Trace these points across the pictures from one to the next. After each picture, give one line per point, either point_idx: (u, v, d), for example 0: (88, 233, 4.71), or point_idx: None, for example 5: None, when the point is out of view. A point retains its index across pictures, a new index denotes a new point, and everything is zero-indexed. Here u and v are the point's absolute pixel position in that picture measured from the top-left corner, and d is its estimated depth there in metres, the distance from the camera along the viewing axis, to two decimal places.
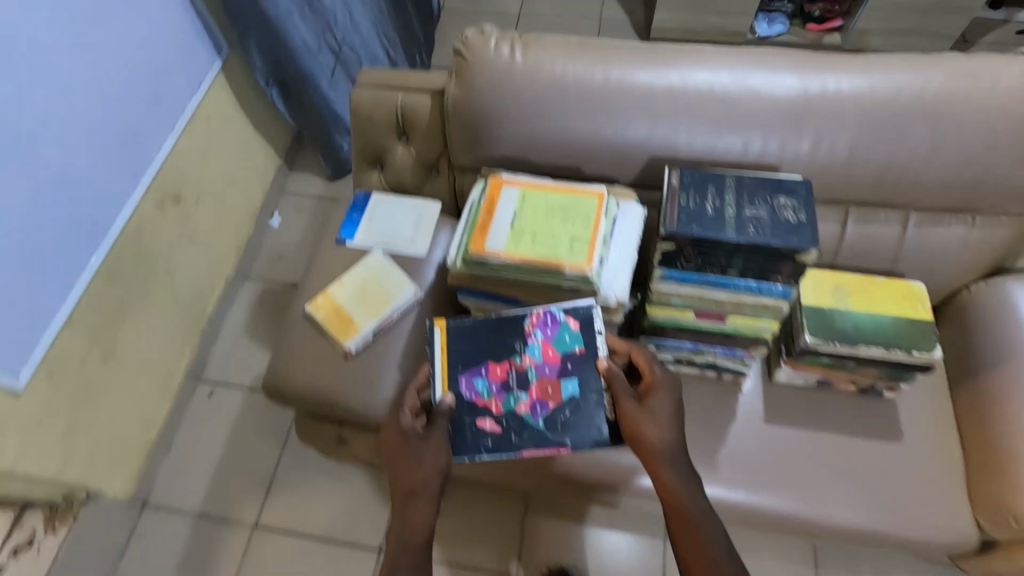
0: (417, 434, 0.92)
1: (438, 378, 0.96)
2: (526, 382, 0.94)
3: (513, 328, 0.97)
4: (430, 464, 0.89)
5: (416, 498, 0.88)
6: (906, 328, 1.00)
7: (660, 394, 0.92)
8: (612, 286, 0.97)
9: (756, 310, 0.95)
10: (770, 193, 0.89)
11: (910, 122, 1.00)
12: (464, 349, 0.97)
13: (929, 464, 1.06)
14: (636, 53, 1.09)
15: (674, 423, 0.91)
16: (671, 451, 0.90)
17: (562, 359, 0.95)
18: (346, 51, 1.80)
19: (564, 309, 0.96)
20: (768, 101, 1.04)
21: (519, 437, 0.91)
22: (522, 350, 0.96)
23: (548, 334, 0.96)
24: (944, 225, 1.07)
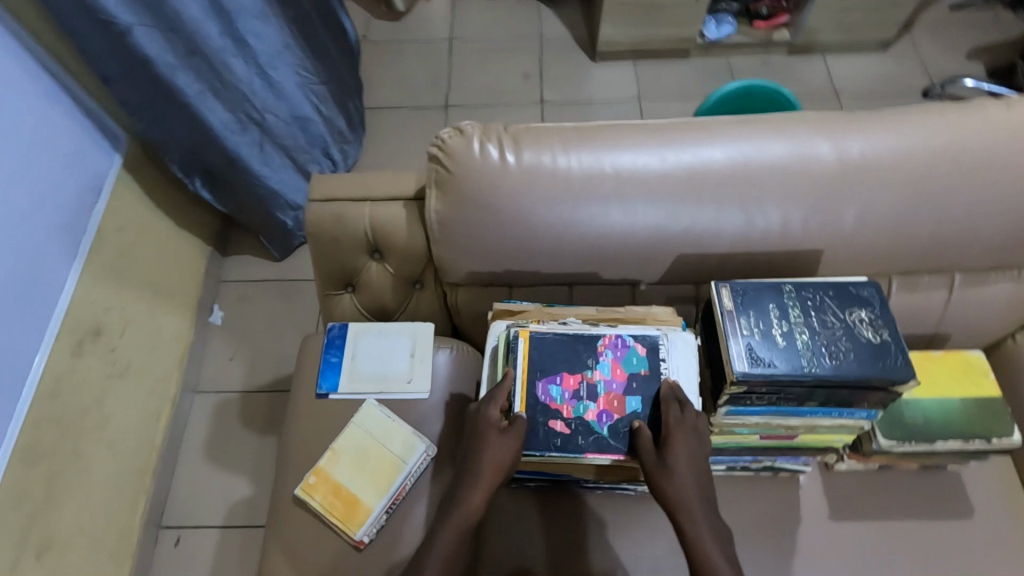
0: (498, 429, 0.81)
1: (517, 385, 0.83)
2: (596, 393, 0.82)
3: (586, 342, 0.85)
4: (490, 457, 0.80)
5: (469, 479, 0.81)
6: (978, 411, 0.91)
7: (684, 442, 0.78)
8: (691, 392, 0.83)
9: (832, 429, 0.84)
10: (840, 307, 0.78)
11: (961, 184, 0.89)
12: (546, 358, 0.84)
13: (1009, 539, 0.99)
14: (646, 133, 0.93)
15: (696, 467, 0.78)
16: (695, 510, 0.77)
17: (631, 377, 0.83)
18: (270, 120, 1.49)
19: (634, 335, 0.85)
20: (807, 175, 0.90)
21: (585, 441, 0.80)
22: (594, 364, 0.84)
23: (620, 353, 0.84)
24: (991, 283, 0.99)
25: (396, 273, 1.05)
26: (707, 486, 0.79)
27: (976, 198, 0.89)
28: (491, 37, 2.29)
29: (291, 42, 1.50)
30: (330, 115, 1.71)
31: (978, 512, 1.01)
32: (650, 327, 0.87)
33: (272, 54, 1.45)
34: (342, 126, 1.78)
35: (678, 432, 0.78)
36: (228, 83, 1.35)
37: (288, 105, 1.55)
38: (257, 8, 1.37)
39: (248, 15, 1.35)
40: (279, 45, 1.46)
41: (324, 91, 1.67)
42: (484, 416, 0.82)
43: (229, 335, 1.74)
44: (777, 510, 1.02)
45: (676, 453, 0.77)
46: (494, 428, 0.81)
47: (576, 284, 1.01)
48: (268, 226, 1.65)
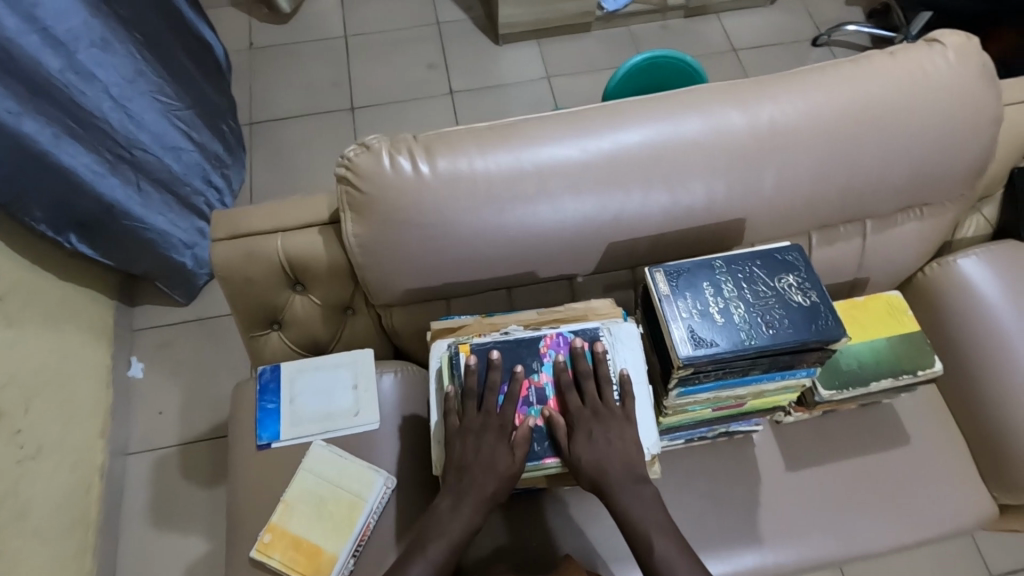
0: (502, 443, 0.77)
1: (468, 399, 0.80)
2: (544, 396, 0.80)
3: (527, 346, 0.82)
4: (492, 479, 0.76)
5: (460, 503, 0.76)
6: (904, 348, 0.97)
7: (588, 430, 0.77)
8: (633, 366, 0.82)
9: (778, 390, 0.86)
10: (771, 275, 0.80)
11: (862, 137, 0.92)
12: (489, 371, 0.80)
13: (941, 457, 1.07)
14: (559, 125, 0.91)
15: (612, 441, 0.77)
16: (617, 483, 0.76)
17: (577, 374, 0.81)
18: (140, 154, 1.36)
19: (574, 332, 0.83)
20: (721, 148, 0.91)
21: (541, 446, 0.78)
22: (539, 367, 0.81)
23: (564, 351, 0.82)
24: (898, 225, 1.04)
25: (325, 302, 0.99)
26: (631, 463, 0.77)
27: (878, 148, 0.93)
28: (386, 32, 2.20)
29: (143, 67, 1.34)
30: (203, 140, 1.57)
31: (915, 439, 1.08)
32: (589, 321, 0.85)
33: (124, 84, 1.30)
34: (218, 150, 1.66)
35: (585, 414, 0.78)
36: (85, 122, 1.23)
37: (155, 136, 1.41)
38: (96, 35, 1.21)
39: (86, 43, 1.19)
40: (129, 73, 1.31)
41: (192, 115, 1.52)
42: (487, 436, 0.77)
43: (155, 387, 1.60)
44: (736, 471, 1.05)
45: (586, 442, 0.77)
46: (501, 450, 0.76)
47: (514, 287, 0.99)
48: (163, 269, 1.53)
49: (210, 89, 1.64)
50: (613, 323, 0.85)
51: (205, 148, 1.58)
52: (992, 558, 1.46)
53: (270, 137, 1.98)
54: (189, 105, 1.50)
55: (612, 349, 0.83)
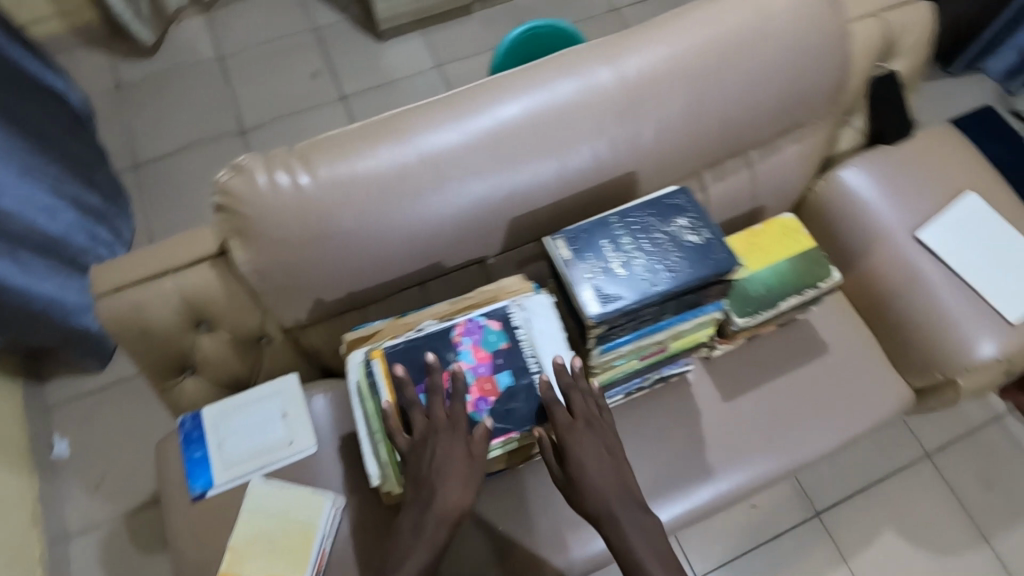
0: (463, 450, 0.74)
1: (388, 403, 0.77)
2: (465, 383, 0.78)
3: (440, 338, 0.80)
4: (457, 486, 0.73)
5: (425, 519, 0.73)
6: (803, 265, 1.02)
7: (578, 447, 0.76)
8: (549, 335, 0.82)
9: (695, 328, 0.89)
10: (663, 221, 0.82)
11: (727, 73, 0.96)
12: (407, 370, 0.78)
13: (859, 357, 1.14)
14: (434, 111, 0.90)
15: (603, 458, 0.76)
16: (612, 504, 0.75)
17: (494, 355, 0.80)
18: (10, 222, 1.25)
19: (485, 315, 0.82)
20: (596, 107, 0.93)
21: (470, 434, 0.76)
22: (455, 356, 0.79)
23: (477, 336, 0.80)
24: (779, 151, 1.09)
25: (235, 337, 0.94)
26: (623, 482, 0.76)
27: (743, 82, 0.97)
28: (260, 46, 2.11)
29: None
30: (78, 194, 1.47)
31: (834, 347, 1.15)
32: (495, 301, 0.85)
33: None
34: (97, 202, 1.55)
35: (576, 431, 0.76)
36: None
37: (24, 199, 1.29)
38: None
39: None
40: None
41: (59, 170, 1.42)
42: (447, 444, 0.74)
43: (85, 464, 1.50)
44: (679, 413, 1.09)
45: (578, 460, 0.76)
46: (467, 465, 0.73)
47: (429, 279, 0.97)
48: (64, 337, 1.43)
49: (73, 139, 1.52)
50: (523, 299, 0.84)
51: (81, 202, 1.48)
52: (922, 436, 1.60)
53: (158, 177, 1.87)
54: (53, 160, 1.40)
55: (524, 323, 0.82)
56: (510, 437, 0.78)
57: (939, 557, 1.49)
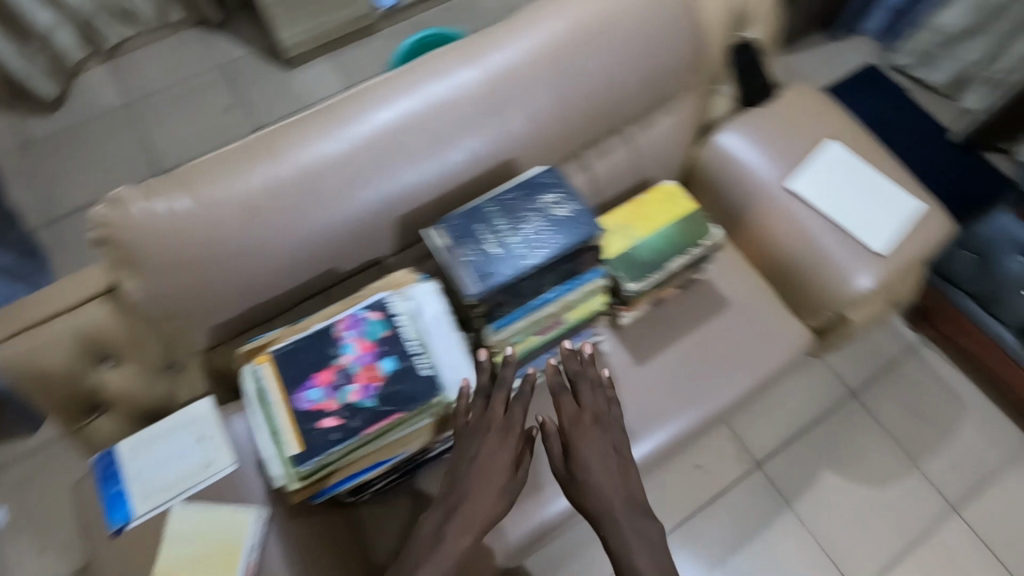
0: (508, 453, 0.78)
1: (275, 408, 0.72)
2: (351, 373, 0.73)
3: (323, 334, 0.76)
4: (493, 489, 0.76)
5: (454, 520, 0.73)
6: (685, 227, 1.09)
7: (580, 434, 0.89)
8: (435, 319, 0.82)
9: (583, 298, 0.95)
10: (532, 199, 0.87)
11: (584, 58, 1.03)
12: (292, 369, 0.73)
13: (758, 307, 1.21)
14: (308, 124, 0.93)
15: (608, 454, 0.88)
16: (612, 498, 0.84)
17: (378, 343, 0.75)
18: None
19: (366, 306, 0.78)
20: (464, 104, 0.98)
21: (360, 422, 0.71)
22: (339, 349, 0.74)
23: (360, 327, 0.76)
24: (651, 124, 1.17)
25: (141, 366, 0.95)
26: (623, 482, 0.86)
27: (601, 65, 1.04)
28: (166, 89, 2.10)
29: None
30: None
31: (734, 300, 1.21)
32: (375, 293, 0.81)
33: None
34: (6, 262, 1.52)
35: (583, 424, 0.90)
36: None
37: None
38: None
39: None
40: None
41: None
42: (493, 438, 0.78)
43: (22, 529, 1.46)
44: None
45: (584, 450, 0.88)
46: (508, 470, 0.77)
47: (331, 286, 1.01)
48: None
49: None
50: (408, 290, 0.84)
51: None
52: (844, 377, 1.69)
53: (74, 231, 1.85)
54: None
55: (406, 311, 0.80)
56: (394, 421, 0.72)
57: (874, 486, 1.58)
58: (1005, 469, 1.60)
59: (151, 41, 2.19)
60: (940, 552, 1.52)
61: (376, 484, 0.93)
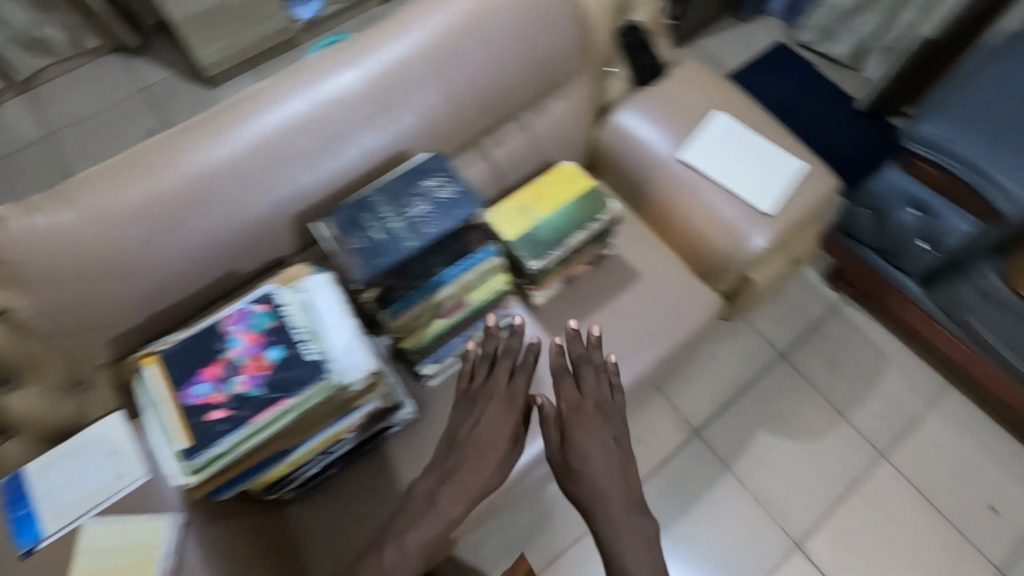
0: (506, 429, 0.94)
1: (164, 406, 0.73)
2: (238, 365, 0.75)
3: (210, 331, 0.77)
4: (489, 464, 0.91)
5: (450, 483, 0.88)
6: (584, 203, 1.13)
7: (581, 421, 0.96)
8: (327, 307, 0.83)
9: (481, 278, 0.98)
10: (417, 184, 0.90)
11: (466, 50, 1.07)
12: (180, 367, 0.75)
13: (666, 275, 1.26)
14: (195, 131, 0.94)
15: (605, 442, 0.94)
16: (605, 484, 0.89)
17: (265, 334, 0.77)
18: None
19: (252, 300, 0.79)
20: (352, 102, 1.01)
21: (250, 411, 0.73)
22: (226, 343, 0.76)
23: (247, 320, 0.77)
24: (546, 109, 1.21)
25: (45, 386, 0.92)
26: (622, 476, 0.91)
27: (484, 56, 1.09)
28: (87, 118, 2.07)
29: None
30: None
31: (643, 271, 1.26)
32: (261, 286, 0.82)
33: None
34: None
35: (581, 413, 0.97)
36: None
37: None
38: None
39: None
40: None
41: None
42: (490, 409, 0.95)
43: None
44: None
45: (580, 434, 0.94)
46: (506, 444, 0.93)
47: (235, 288, 1.04)
48: None
49: None
50: (300, 282, 0.85)
51: None
52: (772, 340, 1.77)
53: None
54: None
55: (295, 302, 0.81)
56: (282, 407, 0.74)
57: (808, 441, 1.65)
58: (928, 411, 1.68)
59: (69, 70, 2.15)
60: (871, 497, 1.59)
61: (297, 479, 0.95)
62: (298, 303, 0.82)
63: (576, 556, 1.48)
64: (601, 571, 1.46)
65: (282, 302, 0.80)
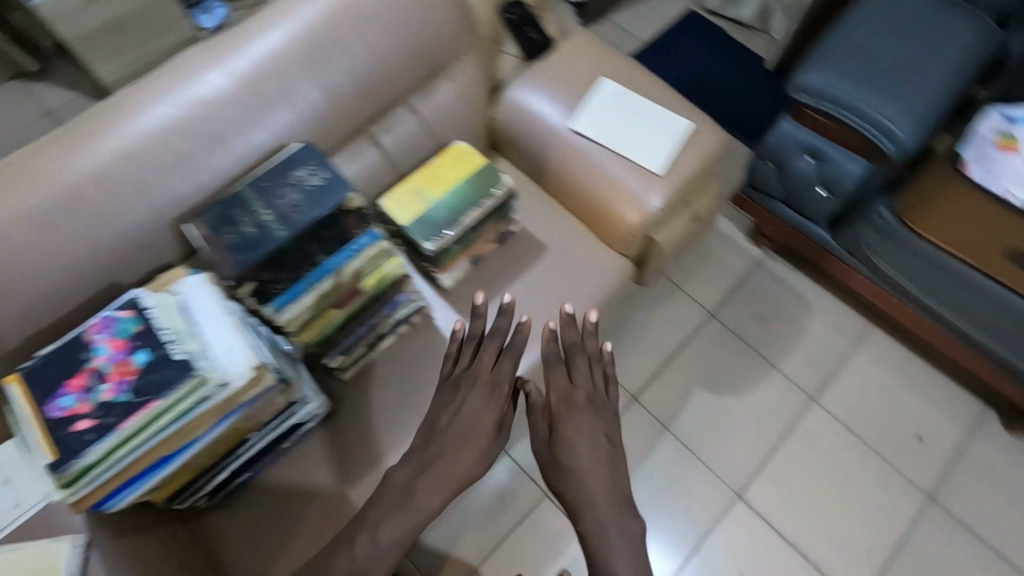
0: (491, 416, 0.98)
1: (27, 422, 0.72)
2: (104, 373, 0.74)
3: (74, 342, 0.76)
4: (472, 454, 0.94)
5: (433, 472, 0.93)
6: (478, 180, 1.13)
7: (571, 413, 1.00)
8: (200, 306, 0.83)
9: (372, 264, 0.97)
10: (287, 173, 0.89)
11: (339, 39, 1.06)
12: (43, 382, 0.74)
13: (573, 246, 1.28)
14: (57, 145, 0.92)
15: (594, 436, 0.98)
16: (590, 478, 0.93)
17: (132, 339, 0.77)
18: None
19: (118, 307, 0.79)
20: (223, 101, 1.00)
21: (118, 417, 0.72)
22: (90, 353, 0.76)
23: (111, 327, 0.77)
24: (433, 92, 1.22)
25: None
26: (609, 474, 0.94)
27: (358, 43, 1.08)
28: None
29: None
30: None
31: (549, 244, 1.28)
32: (129, 292, 0.82)
33: None
34: None
35: (570, 406, 1.01)
36: None
37: None
38: None
39: None
40: None
41: None
42: (475, 396, 0.99)
43: None
44: (424, 344, 1.18)
45: (569, 427, 0.98)
46: (490, 432, 0.97)
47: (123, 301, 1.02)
48: None
49: None
50: (173, 286, 0.85)
51: None
52: (701, 301, 1.81)
53: None
54: None
55: (165, 304, 0.81)
56: (152, 410, 0.73)
57: (742, 395, 1.69)
58: (853, 353, 1.74)
59: None
60: (805, 441, 1.64)
61: (207, 484, 0.96)
62: (168, 305, 0.81)
63: (525, 532, 1.50)
64: (548, 543, 1.49)
65: (150, 306, 0.80)
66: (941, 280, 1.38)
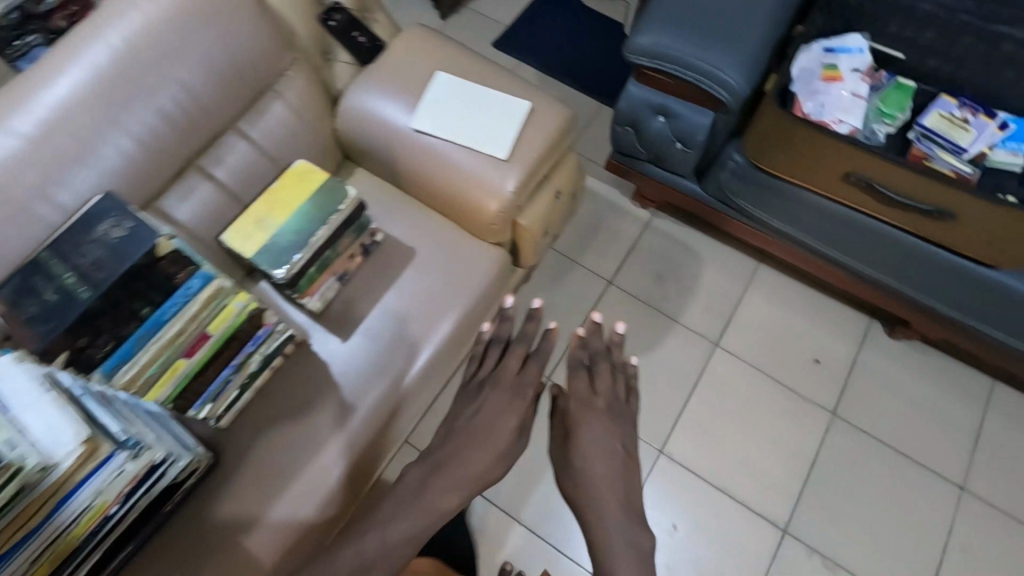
0: (512, 417, 1.02)
1: None
2: None
3: None
4: (489, 453, 0.98)
5: (443, 470, 0.98)
6: (320, 198, 1.11)
7: (588, 420, 1.02)
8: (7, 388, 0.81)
9: (211, 307, 0.96)
10: (88, 231, 0.86)
11: (134, 76, 1.00)
12: None
13: (443, 244, 1.26)
14: None
15: (609, 445, 1.00)
16: (599, 485, 0.96)
17: None
18: None
19: None
20: (13, 163, 0.92)
21: None
22: None
23: None
24: (262, 114, 1.17)
25: None
26: (618, 484, 0.97)
27: (159, 77, 1.02)
28: None
29: None
30: None
31: (418, 246, 1.25)
32: None
33: None
34: None
35: (587, 412, 1.03)
36: None
37: None
38: None
39: None
40: None
41: None
42: (497, 395, 1.03)
43: None
44: (304, 373, 1.15)
45: (582, 432, 1.01)
46: (510, 436, 1.00)
47: None
48: None
49: None
50: None
51: None
52: (599, 272, 1.84)
53: None
54: None
55: None
56: None
57: (654, 354, 1.74)
58: (747, 293, 1.82)
59: None
60: (717, 386, 1.70)
61: (81, 567, 0.89)
62: None
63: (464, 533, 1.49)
64: (488, 539, 1.48)
65: None
66: (830, 228, 1.46)
